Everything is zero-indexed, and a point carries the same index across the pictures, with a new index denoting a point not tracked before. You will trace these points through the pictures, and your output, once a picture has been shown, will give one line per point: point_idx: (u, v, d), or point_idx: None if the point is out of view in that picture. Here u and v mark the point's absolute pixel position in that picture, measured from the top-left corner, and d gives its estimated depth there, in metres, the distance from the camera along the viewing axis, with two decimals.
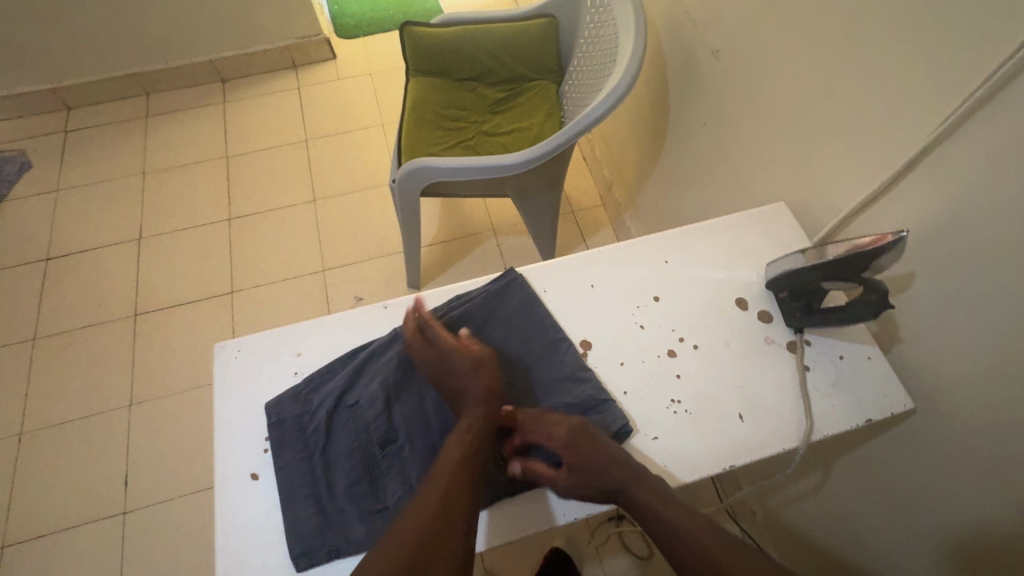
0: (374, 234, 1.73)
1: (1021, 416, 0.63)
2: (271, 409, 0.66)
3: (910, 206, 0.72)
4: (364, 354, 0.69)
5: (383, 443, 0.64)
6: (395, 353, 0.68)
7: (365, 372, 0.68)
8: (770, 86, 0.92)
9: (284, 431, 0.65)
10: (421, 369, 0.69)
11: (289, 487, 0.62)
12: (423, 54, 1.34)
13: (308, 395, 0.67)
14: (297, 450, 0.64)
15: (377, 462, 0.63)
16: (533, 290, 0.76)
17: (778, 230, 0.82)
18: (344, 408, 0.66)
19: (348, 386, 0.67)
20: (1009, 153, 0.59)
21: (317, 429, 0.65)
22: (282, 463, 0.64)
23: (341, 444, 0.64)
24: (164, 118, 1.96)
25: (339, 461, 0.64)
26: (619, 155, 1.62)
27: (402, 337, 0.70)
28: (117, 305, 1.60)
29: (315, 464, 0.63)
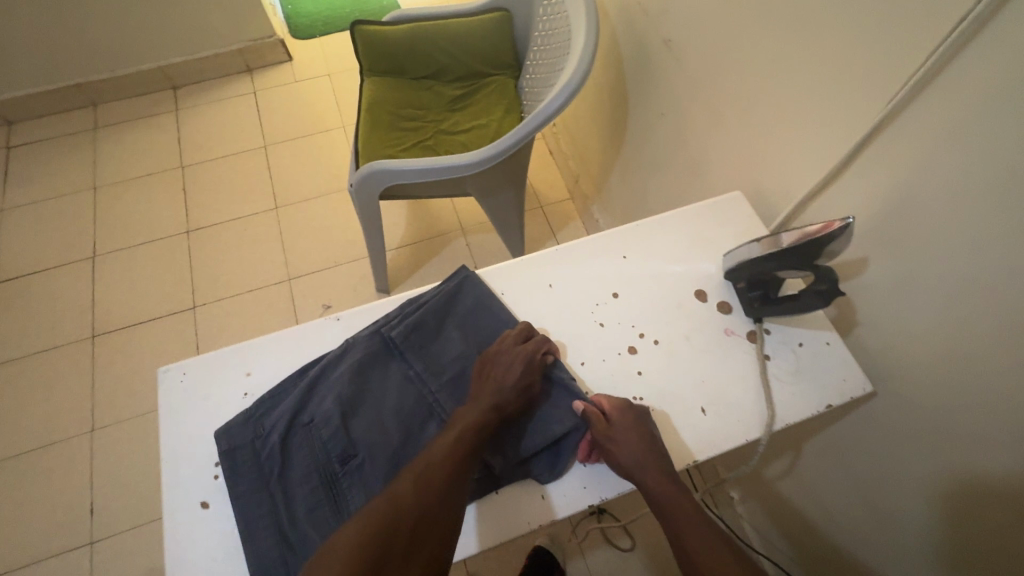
0: (339, 239, 1.69)
1: (973, 394, 0.64)
2: (220, 437, 0.63)
3: (860, 191, 0.72)
4: (315, 371, 0.67)
5: (342, 460, 0.62)
6: (348, 366, 0.66)
7: (317, 390, 0.66)
8: (722, 74, 0.91)
9: (237, 458, 0.62)
10: (377, 378, 0.67)
11: (246, 515, 0.60)
12: (377, 53, 1.31)
13: (259, 418, 0.65)
14: (252, 479, 0.62)
15: (338, 481, 0.61)
16: (488, 290, 0.75)
17: (735, 219, 0.82)
18: (298, 428, 0.64)
19: (300, 405, 0.64)
20: (953, 132, 0.59)
21: (271, 453, 0.62)
22: (236, 492, 0.61)
23: (298, 465, 0.62)
24: (114, 129, 1.88)
25: (297, 485, 0.61)
26: (584, 148, 1.61)
27: (354, 348, 0.68)
28: (73, 327, 1.54)
29: (273, 490, 0.61)
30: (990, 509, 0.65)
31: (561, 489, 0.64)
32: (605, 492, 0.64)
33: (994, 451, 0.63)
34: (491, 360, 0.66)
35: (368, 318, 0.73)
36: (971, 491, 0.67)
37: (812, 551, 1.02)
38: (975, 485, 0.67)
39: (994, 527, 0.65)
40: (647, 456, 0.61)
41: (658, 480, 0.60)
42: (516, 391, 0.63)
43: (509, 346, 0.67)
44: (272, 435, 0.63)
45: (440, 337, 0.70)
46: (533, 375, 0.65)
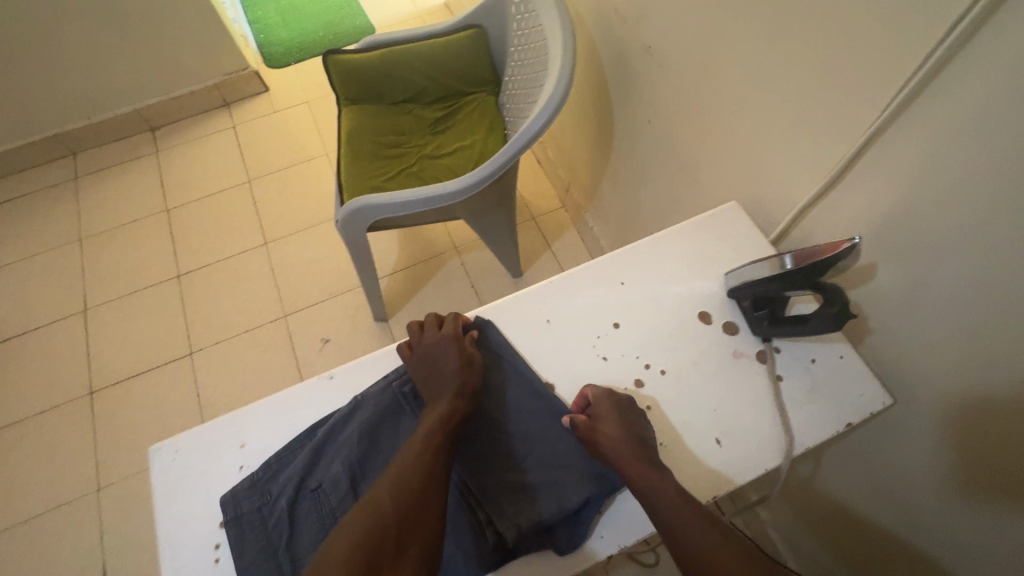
0: (332, 270, 1.67)
1: (999, 407, 0.61)
2: (226, 504, 0.60)
3: (863, 197, 0.69)
4: (322, 432, 0.64)
5: None
6: (358, 425, 0.64)
7: (325, 452, 0.63)
8: (707, 79, 0.89)
9: (244, 527, 0.59)
10: (388, 435, 0.65)
11: None
12: (352, 82, 1.28)
13: (266, 483, 0.62)
14: (259, 549, 0.59)
15: None
16: (503, 337, 0.72)
17: (735, 232, 0.79)
18: (306, 494, 0.61)
19: (307, 470, 0.62)
20: (958, 135, 0.56)
21: (280, 520, 0.60)
22: (242, 564, 0.58)
23: (307, 531, 0.59)
24: (97, 177, 1.86)
25: (307, 552, 0.59)
26: (571, 156, 1.58)
27: (363, 406, 0.65)
28: (72, 384, 1.52)
29: (280, 559, 0.58)
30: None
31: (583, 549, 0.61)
32: (623, 540, 0.61)
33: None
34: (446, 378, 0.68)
35: (372, 373, 0.70)
36: (1002, 504, 0.64)
37: (841, 558, 0.99)
38: (1005, 497, 0.64)
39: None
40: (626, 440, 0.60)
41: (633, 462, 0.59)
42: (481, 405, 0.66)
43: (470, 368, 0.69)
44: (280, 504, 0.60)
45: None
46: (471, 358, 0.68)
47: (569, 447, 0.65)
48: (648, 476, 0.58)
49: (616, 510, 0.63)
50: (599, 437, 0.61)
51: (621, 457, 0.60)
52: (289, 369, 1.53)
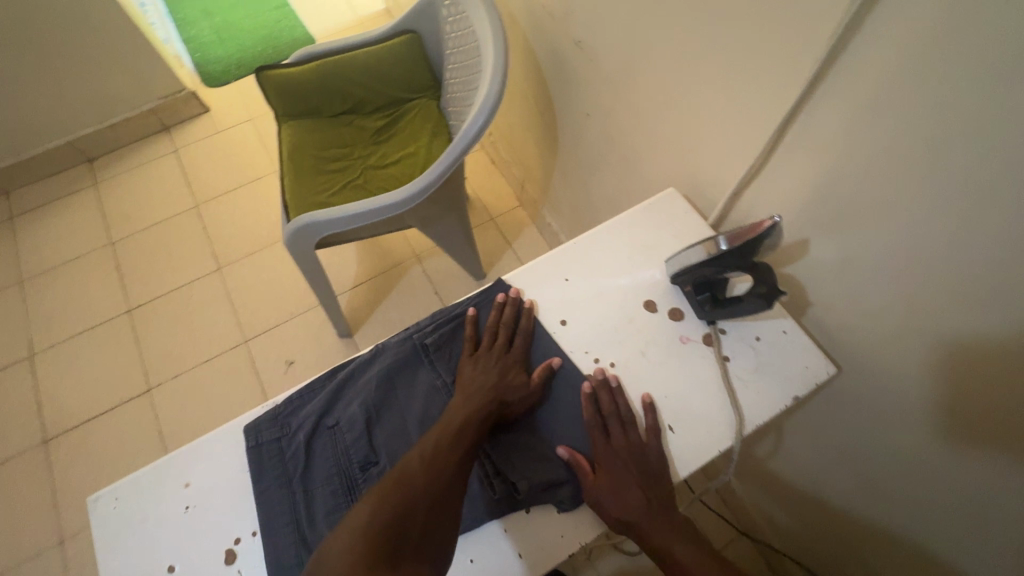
0: (290, 290, 1.63)
1: (936, 367, 0.63)
2: (249, 433, 0.62)
3: (789, 173, 0.70)
4: (343, 374, 0.66)
5: (363, 466, 0.61)
6: (377, 371, 0.65)
7: (345, 394, 0.65)
8: (636, 68, 0.89)
9: (263, 456, 0.61)
10: (405, 386, 0.66)
11: (268, 514, 0.59)
12: (287, 96, 1.24)
13: (287, 417, 0.64)
14: (275, 476, 0.60)
15: (357, 486, 0.60)
16: (525, 306, 0.72)
17: (673, 219, 0.80)
18: (323, 430, 0.62)
19: (326, 408, 0.63)
20: (871, 107, 0.57)
21: (296, 452, 0.61)
22: (259, 489, 0.60)
23: (321, 467, 0.61)
24: (33, 215, 1.77)
25: (319, 486, 0.60)
26: (522, 153, 1.57)
27: (384, 353, 0.67)
28: (23, 435, 1.44)
29: (295, 489, 0.60)
30: (974, 472, 0.64)
31: (579, 516, 0.61)
32: None
33: (964, 419, 0.62)
34: (482, 361, 0.67)
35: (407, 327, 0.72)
36: (950, 458, 0.66)
37: (812, 526, 1.01)
38: (952, 453, 0.66)
39: (978, 490, 0.64)
40: (631, 490, 0.59)
41: (641, 512, 0.58)
42: (514, 393, 0.65)
43: (505, 351, 0.68)
44: (247, 534, 0.59)
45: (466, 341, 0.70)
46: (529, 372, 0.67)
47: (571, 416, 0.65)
48: (659, 526, 0.58)
49: None
50: (606, 493, 0.59)
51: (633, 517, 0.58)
52: (254, 395, 1.49)
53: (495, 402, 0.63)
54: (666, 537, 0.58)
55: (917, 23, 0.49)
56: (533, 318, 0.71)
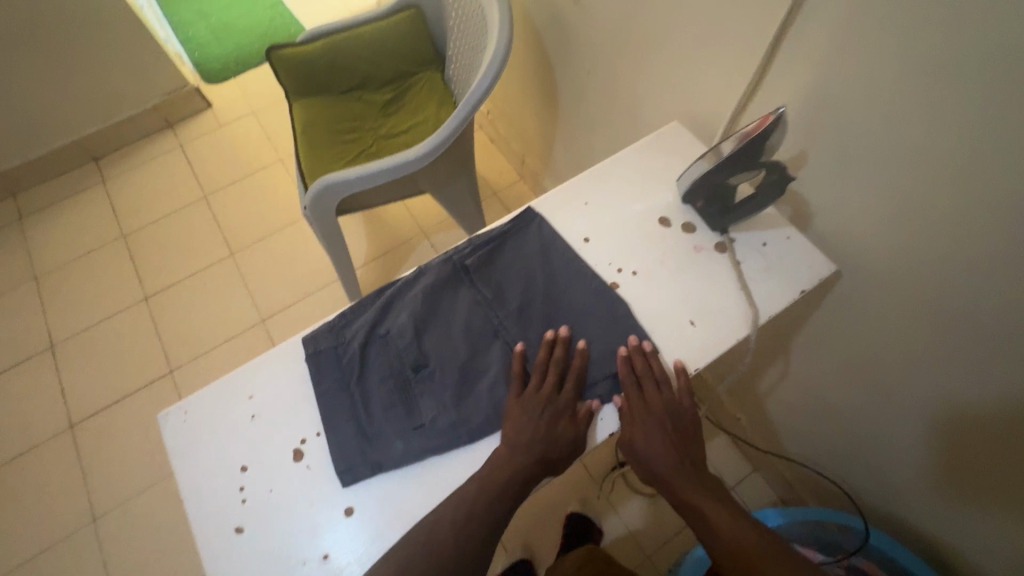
0: (303, 270, 1.67)
1: (929, 252, 0.70)
2: (307, 343, 0.68)
3: (783, 93, 0.77)
4: (391, 291, 0.71)
5: (415, 368, 0.66)
6: (422, 288, 0.71)
7: (393, 307, 0.70)
8: (634, 18, 0.96)
9: (322, 360, 0.67)
10: (448, 300, 0.71)
11: (329, 411, 0.64)
12: (299, 73, 1.30)
13: (341, 329, 0.69)
14: (334, 379, 0.66)
15: (411, 386, 0.65)
16: (550, 228, 0.77)
17: (680, 148, 0.86)
18: (376, 339, 0.68)
19: (378, 318, 0.69)
20: (853, 10, 0.63)
21: (352, 358, 0.66)
22: (320, 390, 0.65)
23: (376, 371, 0.66)
24: (43, 214, 1.80)
25: (376, 387, 0.65)
26: (521, 126, 1.64)
27: (427, 273, 0.72)
28: (49, 422, 1.47)
29: (352, 390, 0.65)
30: (971, 345, 0.71)
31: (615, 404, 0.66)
32: None
33: (959, 297, 0.69)
34: (527, 403, 0.63)
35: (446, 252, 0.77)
36: (948, 336, 0.73)
37: (821, 443, 1.08)
38: (948, 332, 0.73)
39: (976, 359, 0.71)
40: (663, 447, 0.63)
41: (668, 471, 0.63)
42: (561, 443, 0.62)
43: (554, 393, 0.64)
44: (311, 435, 0.64)
45: (504, 262, 0.74)
46: (578, 421, 0.63)
47: (604, 321, 0.70)
48: (686, 481, 0.62)
49: None
50: (639, 446, 0.63)
51: (663, 466, 0.63)
52: None
53: (536, 458, 0.60)
54: (694, 496, 0.62)
55: None
56: (557, 235, 0.77)
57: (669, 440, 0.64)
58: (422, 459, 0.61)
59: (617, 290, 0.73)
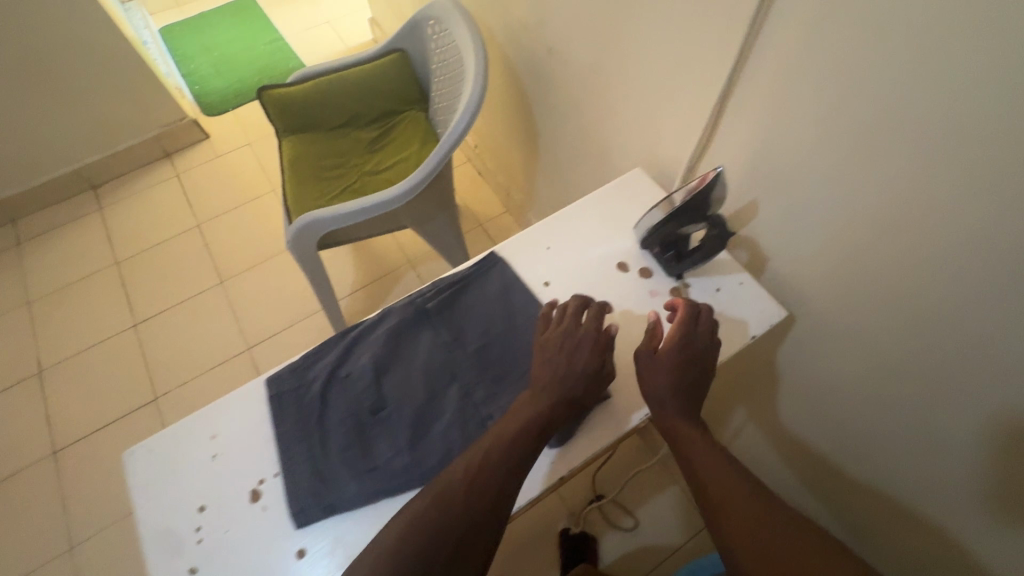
0: (290, 298, 1.70)
1: None
2: (270, 384, 0.70)
3: (734, 146, 0.81)
4: (354, 333, 0.74)
5: (372, 410, 0.68)
6: (385, 330, 0.73)
7: (356, 349, 0.73)
8: (600, 69, 1.01)
9: (282, 402, 0.69)
10: (410, 342, 0.73)
11: (287, 453, 0.66)
12: (288, 113, 1.35)
13: (303, 370, 0.72)
14: (293, 420, 0.68)
15: (368, 428, 0.67)
16: (512, 273, 0.80)
17: (641, 194, 0.90)
18: (337, 381, 0.70)
19: (340, 360, 0.71)
20: (788, 79, 0.66)
21: (312, 399, 0.69)
22: (279, 432, 0.67)
23: (335, 411, 0.68)
24: (40, 240, 1.85)
25: (333, 428, 0.67)
26: (506, 161, 1.69)
27: (391, 316, 0.75)
28: (32, 448, 1.48)
29: (311, 431, 0.67)
30: None
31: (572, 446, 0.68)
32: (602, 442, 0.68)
33: None
34: (552, 341, 0.68)
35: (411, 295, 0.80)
36: None
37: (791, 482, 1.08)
38: None
39: (916, 422, 0.71)
40: (681, 388, 0.66)
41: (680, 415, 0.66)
42: (581, 379, 0.66)
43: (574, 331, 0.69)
44: (269, 476, 0.66)
45: (465, 305, 0.77)
46: (601, 353, 0.68)
47: None
48: (692, 429, 0.66)
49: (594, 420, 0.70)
50: (660, 382, 0.67)
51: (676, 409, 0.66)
52: None
53: (557, 404, 0.63)
54: (696, 444, 0.65)
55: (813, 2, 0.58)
56: (517, 279, 0.79)
57: (688, 383, 0.67)
58: (374, 501, 0.63)
59: None
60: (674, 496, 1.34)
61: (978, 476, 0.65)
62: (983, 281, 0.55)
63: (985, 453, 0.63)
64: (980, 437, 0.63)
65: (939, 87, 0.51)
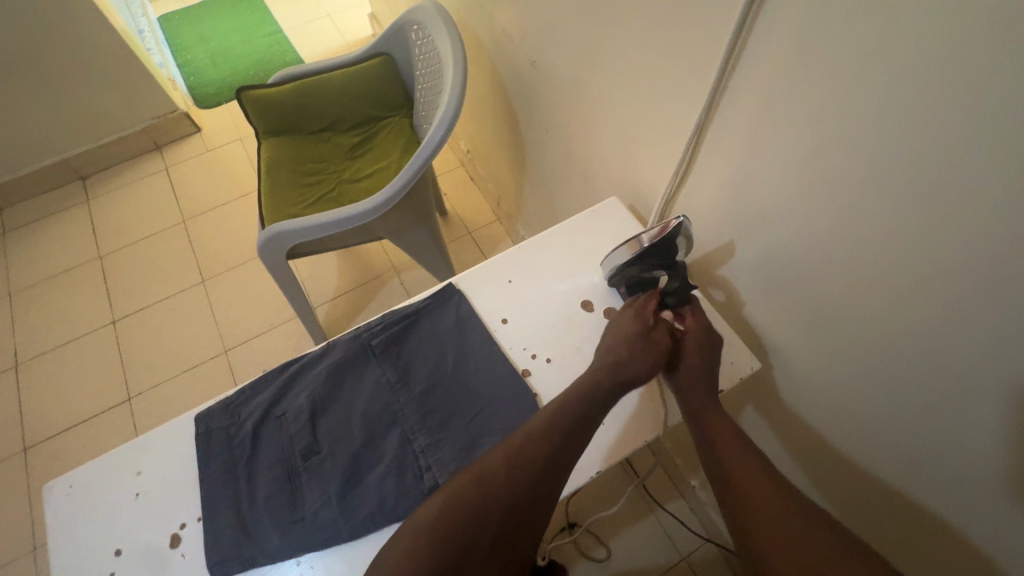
0: (271, 301, 1.67)
1: (855, 361, 0.66)
2: (200, 421, 0.67)
3: (712, 183, 0.75)
4: (294, 368, 0.71)
5: (305, 455, 0.64)
6: (326, 366, 0.70)
7: (294, 386, 0.69)
8: (582, 88, 0.95)
9: (211, 442, 0.66)
10: (352, 381, 0.69)
11: (210, 497, 0.63)
12: (266, 114, 1.30)
13: (238, 406, 0.68)
14: (221, 462, 0.64)
15: (299, 473, 0.63)
16: (468, 306, 0.76)
17: (613, 225, 0.85)
18: (271, 420, 0.67)
19: (276, 398, 0.68)
20: (771, 110, 0.60)
21: (243, 440, 0.65)
22: (205, 474, 0.64)
23: (266, 454, 0.65)
24: (25, 230, 1.83)
25: (263, 472, 0.64)
26: (496, 170, 1.63)
27: (334, 351, 0.72)
28: (3, 444, 1.47)
29: (238, 475, 0.64)
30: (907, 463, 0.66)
31: None
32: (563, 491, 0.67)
33: (887, 413, 0.65)
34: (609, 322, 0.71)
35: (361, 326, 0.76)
36: (883, 449, 0.69)
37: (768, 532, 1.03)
38: (884, 444, 0.68)
39: (906, 473, 0.67)
40: (700, 363, 0.68)
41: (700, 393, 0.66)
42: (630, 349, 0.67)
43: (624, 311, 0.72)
44: (191, 520, 0.62)
45: (415, 340, 0.73)
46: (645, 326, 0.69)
47: (507, 408, 0.67)
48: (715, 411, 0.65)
49: None
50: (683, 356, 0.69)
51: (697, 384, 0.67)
52: None
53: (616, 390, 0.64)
54: (717, 426, 0.63)
55: (795, 31, 0.53)
56: (474, 315, 0.75)
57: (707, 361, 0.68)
58: (296, 555, 0.59)
59: (528, 380, 0.70)
60: (650, 529, 1.29)
61: (971, 538, 0.62)
62: (973, 349, 0.51)
63: (980, 524, 0.59)
64: (976, 505, 0.59)
65: (925, 138, 0.47)
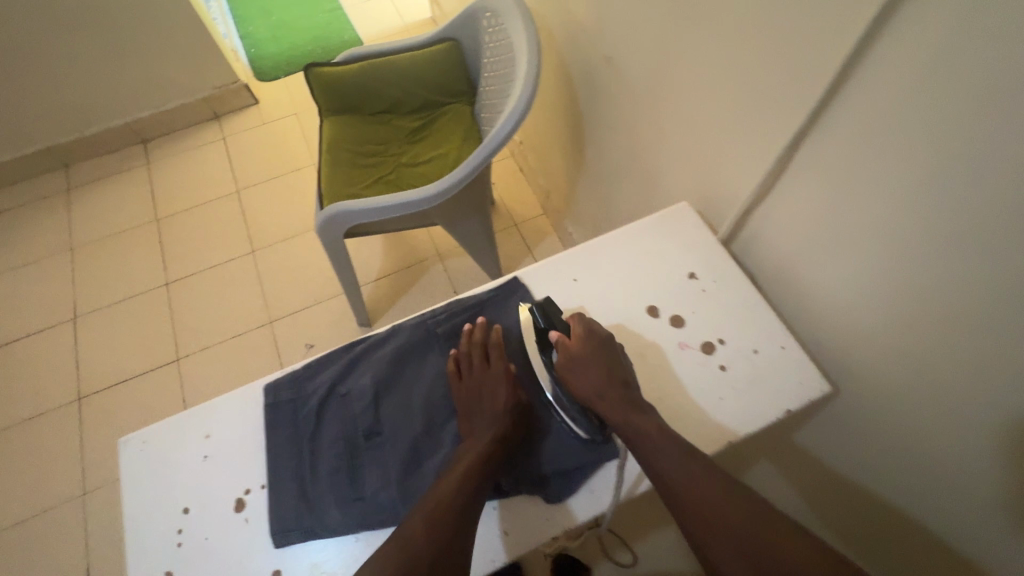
0: (316, 277, 1.70)
1: (932, 402, 0.62)
2: (268, 392, 0.69)
3: (795, 198, 0.72)
4: (360, 348, 0.72)
5: (367, 435, 0.65)
6: (391, 349, 0.71)
7: (359, 366, 0.70)
8: (657, 89, 0.93)
9: (279, 412, 0.68)
10: (413, 367, 0.70)
11: (276, 466, 0.64)
12: (333, 93, 1.32)
13: (303, 381, 0.70)
14: (287, 433, 0.66)
15: (360, 453, 0.65)
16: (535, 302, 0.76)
17: (684, 231, 0.83)
18: (336, 397, 0.68)
19: (341, 377, 0.69)
20: (876, 130, 0.57)
21: (308, 414, 0.67)
22: (272, 443, 0.66)
23: (329, 430, 0.66)
24: (89, 188, 1.90)
25: (325, 447, 0.65)
26: (549, 164, 1.62)
27: (399, 335, 0.72)
28: (60, 392, 1.54)
29: (303, 449, 0.65)
30: (978, 515, 0.62)
31: (582, 497, 0.65)
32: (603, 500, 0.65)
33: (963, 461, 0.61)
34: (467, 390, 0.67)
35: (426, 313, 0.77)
36: (950, 497, 0.65)
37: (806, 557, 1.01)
38: (954, 494, 0.64)
39: (978, 528, 0.63)
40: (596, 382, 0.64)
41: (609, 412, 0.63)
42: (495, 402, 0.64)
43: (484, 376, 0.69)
44: (255, 487, 0.64)
45: None
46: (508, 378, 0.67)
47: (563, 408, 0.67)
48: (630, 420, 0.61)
49: (601, 476, 0.66)
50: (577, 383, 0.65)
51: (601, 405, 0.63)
52: None
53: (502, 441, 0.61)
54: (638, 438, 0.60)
55: (920, 49, 0.50)
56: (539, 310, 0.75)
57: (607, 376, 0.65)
58: (356, 532, 0.60)
59: None
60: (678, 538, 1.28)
61: None
62: None
63: None
64: None
65: None
